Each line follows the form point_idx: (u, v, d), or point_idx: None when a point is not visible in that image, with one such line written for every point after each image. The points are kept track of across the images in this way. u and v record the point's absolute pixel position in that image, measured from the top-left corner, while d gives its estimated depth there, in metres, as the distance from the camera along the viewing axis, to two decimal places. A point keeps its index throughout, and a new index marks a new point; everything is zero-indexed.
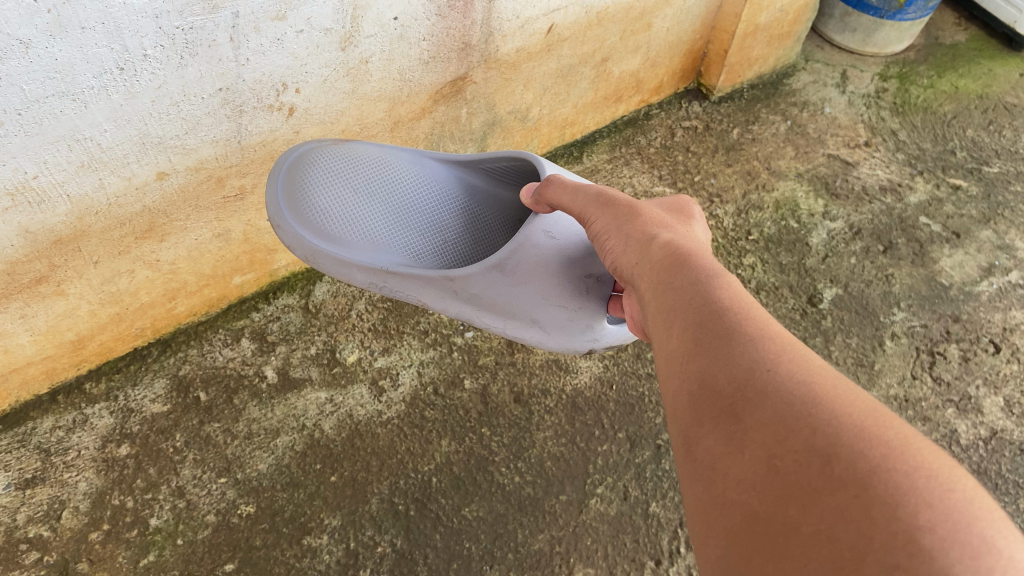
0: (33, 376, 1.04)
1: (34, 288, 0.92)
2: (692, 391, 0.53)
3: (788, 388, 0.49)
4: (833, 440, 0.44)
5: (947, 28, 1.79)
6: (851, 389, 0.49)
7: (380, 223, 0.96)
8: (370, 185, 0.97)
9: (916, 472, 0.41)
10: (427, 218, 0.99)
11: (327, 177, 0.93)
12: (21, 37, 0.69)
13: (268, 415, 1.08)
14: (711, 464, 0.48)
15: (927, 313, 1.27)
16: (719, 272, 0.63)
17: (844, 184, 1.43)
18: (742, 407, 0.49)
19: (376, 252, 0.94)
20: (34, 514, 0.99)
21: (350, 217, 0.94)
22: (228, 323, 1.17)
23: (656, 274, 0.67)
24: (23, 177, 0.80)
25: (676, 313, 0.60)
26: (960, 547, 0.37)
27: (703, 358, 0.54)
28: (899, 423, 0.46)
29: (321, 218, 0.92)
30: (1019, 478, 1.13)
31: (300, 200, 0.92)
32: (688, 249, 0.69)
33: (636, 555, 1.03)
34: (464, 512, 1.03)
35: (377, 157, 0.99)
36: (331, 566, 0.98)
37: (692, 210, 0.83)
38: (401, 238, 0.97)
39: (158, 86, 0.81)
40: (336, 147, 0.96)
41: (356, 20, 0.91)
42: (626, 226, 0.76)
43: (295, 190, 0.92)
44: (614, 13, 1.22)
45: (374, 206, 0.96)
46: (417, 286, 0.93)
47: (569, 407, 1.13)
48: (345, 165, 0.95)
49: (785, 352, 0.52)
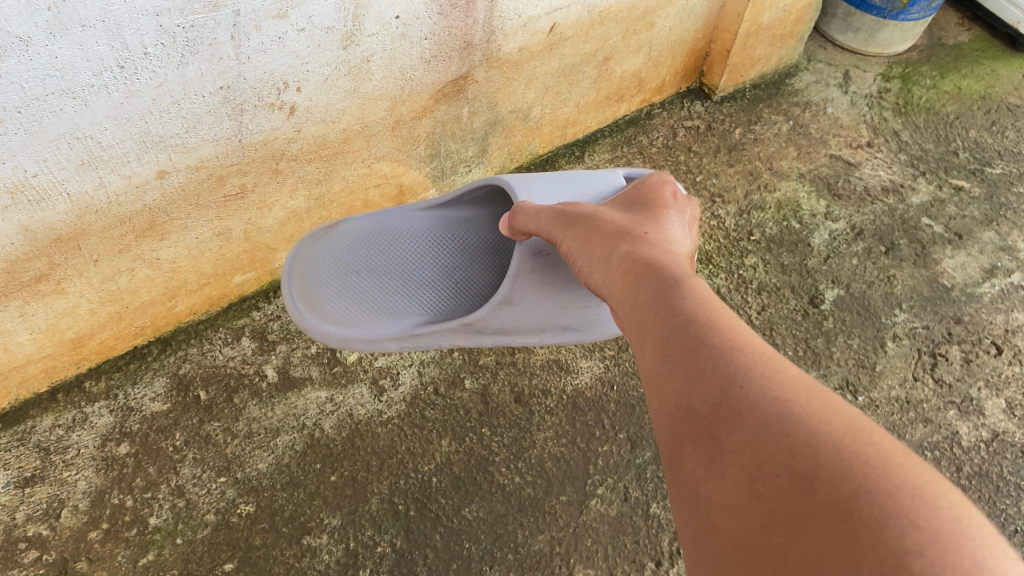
0: (33, 374, 1.04)
1: (34, 286, 0.92)
2: (670, 414, 0.55)
3: (762, 406, 0.51)
4: (812, 463, 0.46)
5: (950, 29, 1.79)
6: (827, 405, 0.51)
7: (392, 290, 0.99)
8: (370, 264, 1.01)
9: (899, 493, 0.43)
10: (437, 265, 1.02)
11: (327, 276, 0.99)
12: (20, 35, 0.68)
13: (268, 415, 1.08)
14: (695, 488, 0.50)
15: (929, 315, 1.27)
16: (686, 286, 0.65)
17: (846, 184, 1.43)
18: (719, 429, 0.51)
19: (399, 318, 0.97)
20: (33, 513, 0.99)
21: (361, 298, 0.99)
22: (229, 321, 1.16)
23: (630, 290, 0.68)
24: (23, 175, 0.79)
25: (647, 336, 0.62)
26: (952, 569, 0.39)
27: (675, 379, 0.56)
28: (877, 439, 0.47)
29: (337, 312, 0.97)
30: (1021, 480, 1.13)
31: (315, 301, 0.98)
32: (656, 259, 0.71)
33: (637, 556, 1.02)
34: (464, 512, 1.03)
35: (365, 233, 1.03)
36: (330, 566, 0.98)
37: (654, 199, 0.85)
38: (418, 296, 0.99)
39: (159, 84, 0.81)
40: (327, 243, 1.02)
41: (357, 19, 0.90)
42: (591, 241, 0.77)
43: (306, 294, 0.98)
44: (616, 13, 1.22)
45: (381, 278, 1.00)
46: (444, 336, 0.94)
47: (570, 407, 1.13)
48: (340, 258, 1.01)
49: (757, 368, 0.54)
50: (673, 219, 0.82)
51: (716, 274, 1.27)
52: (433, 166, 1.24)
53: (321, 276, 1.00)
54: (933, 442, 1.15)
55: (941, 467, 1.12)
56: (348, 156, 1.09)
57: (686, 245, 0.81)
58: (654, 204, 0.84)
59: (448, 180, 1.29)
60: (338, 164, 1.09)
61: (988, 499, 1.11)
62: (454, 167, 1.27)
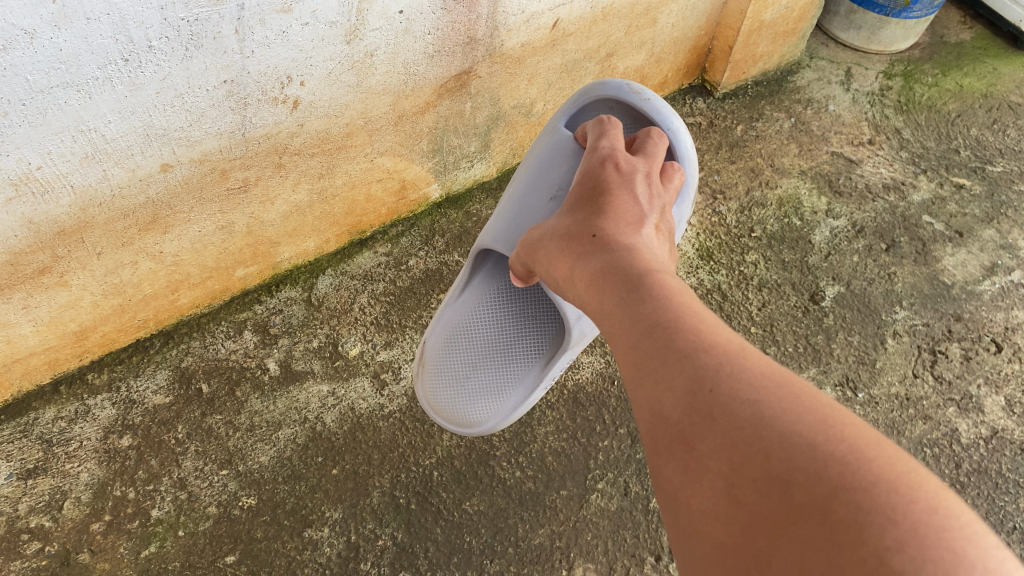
0: (36, 367, 1.04)
1: (37, 279, 0.92)
2: (647, 421, 0.55)
3: (733, 408, 0.50)
4: (787, 465, 0.46)
5: (952, 27, 1.79)
6: (794, 395, 0.50)
7: (503, 364, 1.02)
8: (469, 361, 1.02)
9: (876, 488, 0.43)
10: (509, 313, 1.03)
11: (454, 397, 1.00)
12: (26, 27, 0.68)
13: (270, 408, 1.09)
14: (675, 494, 0.50)
15: (928, 312, 1.27)
16: (647, 284, 0.64)
17: (848, 181, 1.43)
18: (692, 435, 0.51)
19: (527, 380, 1.01)
20: (35, 505, 0.99)
21: (497, 386, 1.01)
22: (231, 315, 1.17)
23: (599, 295, 0.67)
24: (27, 168, 0.80)
25: (617, 345, 0.62)
26: (933, 563, 0.40)
27: (645, 388, 0.55)
28: (848, 432, 0.47)
29: (485, 413, 1.01)
30: (1019, 478, 1.13)
31: (466, 415, 1.00)
32: (619, 259, 0.70)
33: (636, 550, 1.03)
34: (464, 506, 1.03)
35: (442, 344, 1.02)
36: (332, 559, 0.98)
37: (604, 180, 0.84)
38: (520, 351, 1.02)
39: (163, 78, 0.81)
40: (430, 375, 1.02)
41: (361, 13, 0.91)
42: (558, 255, 0.77)
43: (453, 416, 1.01)
44: (619, 9, 1.22)
45: (485, 363, 1.02)
46: (566, 360, 1.01)
47: (571, 402, 1.13)
48: (444, 377, 1.01)
49: (724, 366, 0.53)
50: (627, 196, 0.81)
51: (717, 271, 1.28)
52: (435, 161, 1.24)
53: (448, 399, 1.01)
54: (933, 439, 1.15)
55: (940, 463, 1.13)
56: (350, 150, 1.09)
57: (650, 218, 0.80)
58: (607, 188, 0.82)
59: (450, 175, 1.30)
60: (340, 159, 1.09)
61: (986, 496, 1.11)
62: (456, 162, 1.27)
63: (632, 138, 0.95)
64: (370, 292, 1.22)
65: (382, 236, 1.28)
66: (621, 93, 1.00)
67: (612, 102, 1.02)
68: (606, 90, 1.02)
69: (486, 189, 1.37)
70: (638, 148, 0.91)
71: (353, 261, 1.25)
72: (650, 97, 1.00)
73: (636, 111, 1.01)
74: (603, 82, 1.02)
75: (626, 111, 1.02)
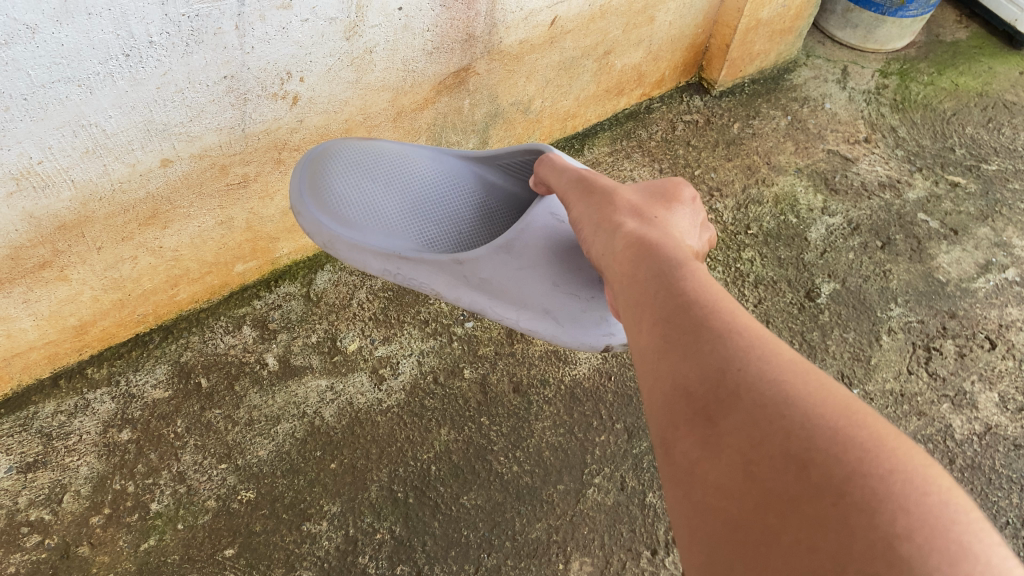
0: (36, 361, 1.05)
1: (37, 273, 0.93)
2: (665, 391, 0.55)
3: (759, 387, 0.51)
4: (807, 446, 0.47)
5: (948, 26, 1.80)
6: (825, 388, 0.52)
7: (396, 213, 0.93)
8: (387, 178, 0.95)
9: (891, 477, 0.44)
10: (450, 209, 0.96)
11: (345, 166, 0.93)
12: (28, 23, 0.69)
13: (268, 403, 1.09)
14: (689, 468, 0.50)
15: (923, 309, 1.28)
16: (683, 269, 0.66)
17: (844, 179, 1.44)
18: (715, 410, 0.51)
19: (392, 237, 0.91)
20: (35, 498, 1.00)
21: (366, 203, 0.92)
22: (230, 310, 1.17)
23: (627, 266, 0.69)
24: (28, 162, 0.80)
25: (644, 311, 0.63)
26: (939, 553, 0.40)
27: (672, 358, 0.56)
28: (869, 424, 0.48)
29: (337, 201, 0.90)
30: (1013, 473, 1.14)
31: (321, 185, 0.91)
32: (658, 242, 0.71)
33: (633, 544, 1.04)
34: (462, 500, 1.04)
35: (397, 154, 0.98)
36: (330, 552, 0.99)
37: (677, 189, 0.83)
38: (420, 227, 0.93)
39: (164, 73, 0.82)
40: (356, 144, 0.97)
41: (361, 10, 0.91)
42: (602, 214, 0.78)
43: (317, 176, 0.92)
44: (616, 7, 1.22)
45: (392, 195, 0.94)
46: (431, 272, 0.90)
47: (568, 397, 1.14)
48: (363, 159, 0.95)
49: (754, 350, 0.54)
50: (684, 210, 0.81)
51: (714, 267, 1.29)
52: None
53: (338, 163, 0.93)
54: (927, 435, 1.16)
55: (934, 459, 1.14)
56: None
57: (695, 240, 0.80)
58: (673, 194, 0.82)
59: None
60: None
61: (980, 491, 1.12)
62: None
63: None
64: (368, 287, 1.22)
65: None
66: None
67: None
68: None
69: None
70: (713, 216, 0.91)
71: None
72: None
73: None
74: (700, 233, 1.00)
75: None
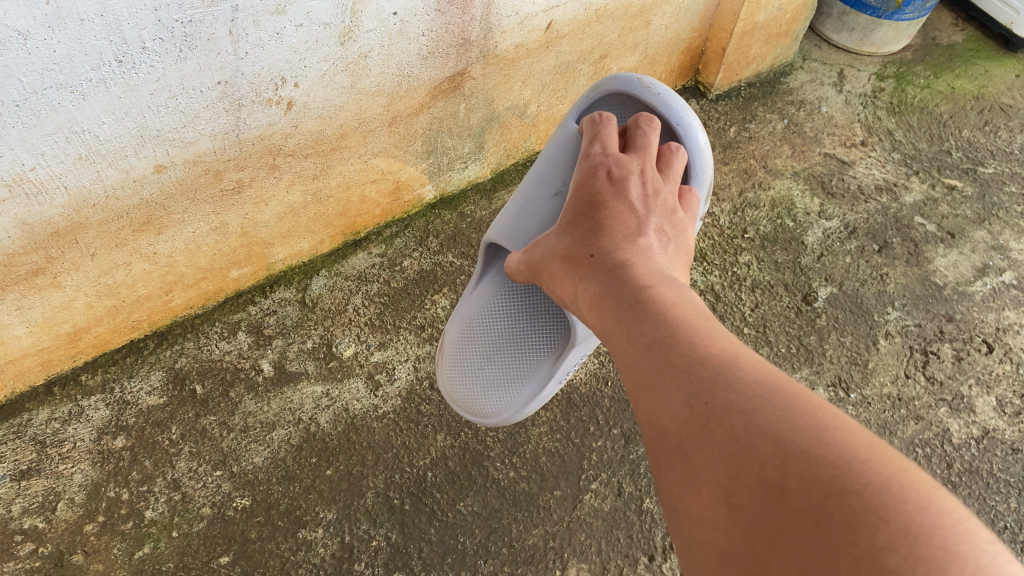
0: (29, 368, 1.05)
1: (31, 280, 0.92)
2: (648, 436, 0.57)
3: (728, 418, 0.52)
4: (782, 471, 0.47)
5: (944, 29, 1.80)
6: (791, 398, 0.52)
7: (516, 356, 1.01)
8: (486, 351, 1.02)
9: (868, 490, 0.44)
10: (527, 310, 1.03)
11: (467, 388, 1.01)
12: (19, 29, 0.68)
13: (264, 409, 1.09)
14: (677, 504, 0.52)
15: (920, 313, 1.28)
16: (643, 300, 0.67)
17: (840, 183, 1.44)
18: (690, 447, 0.52)
19: (539, 370, 1.00)
20: (28, 506, 0.99)
21: (503, 376, 1.01)
22: (225, 316, 1.17)
23: (602, 311, 0.71)
24: (20, 169, 0.80)
25: (620, 361, 0.65)
26: (925, 562, 0.41)
27: (647, 402, 0.58)
28: (841, 434, 0.48)
29: (500, 404, 1.00)
30: (1011, 478, 1.13)
31: (482, 408, 1.01)
32: (618, 276, 0.72)
33: (630, 550, 1.03)
34: (458, 506, 1.03)
35: (460, 336, 1.03)
36: (326, 559, 0.98)
37: (597, 191, 0.85)
38: (534, 345, 1.01)
39: (157, 79, 0.81)
40: (445, 366, 1.04)
41: (355, 15, 0.91)
42: (563, 274, 0.80)
43: (469, 408, 1.01)
44: (613, 11, 1.22)
45: (498, 353, 1.02)
46: (579, 352, 0.99)
47: (565, 403, 1.14)
48: (461, 367, 1.02)
49: (719, 376, 0.55)
50: (618, 206, 0.82)
51: (710, 272, 1.28)
52: (429, 162, 1.24)
53: (462, 385, 1.02)
54: (925, 440, 1.16)
55: (931, 463, 1.13)
56: (344, 151, 1.09)
57: (648, 223, 0.81)
58: (605, 199, 0.84)
59: (444, 177, 1.30)
60: (335, 160, 1.09)
61: (977, 496, 1.11)
62: (450, 163, 1.28)
63: (625, 129, 0.95)
64: (365, 292, 1.22)
65: (376, 237, 1.28)
66: (630, 88, 1.00)
67: (623, 97, 1.02)
68: (616, 84, 1.01)
69: (480, 190, 1.37)
70: (632, 141, 0.92)
71: (347, 263, 1.25)
72: (660, 89, 1.00)
73: (647, 106, 1.01)
74: (613, 77, 1.02)
75: (638, 107, 1.02)
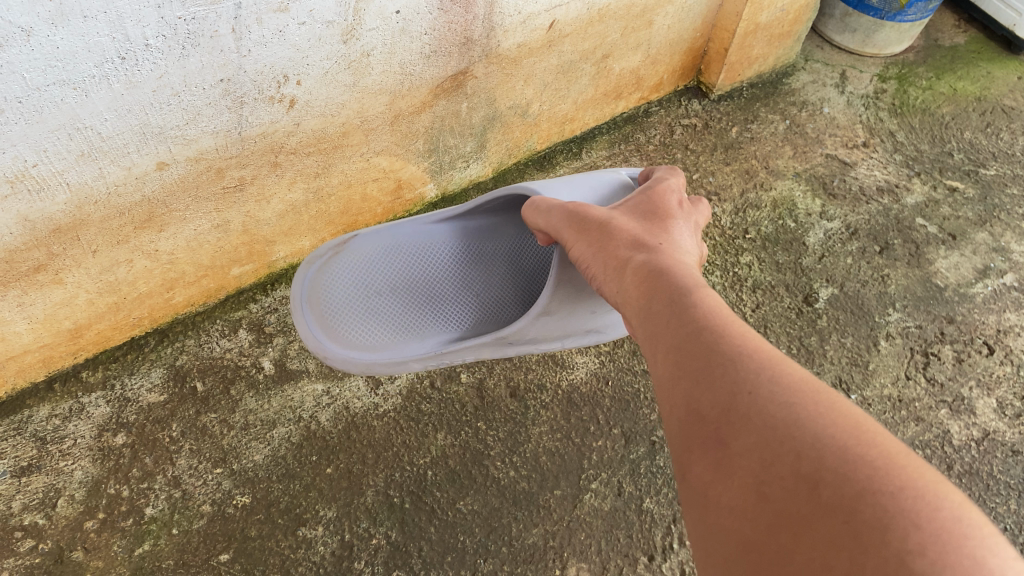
0: (30, 365, 1.05)
1: (33, 276, 0.93)
2: (682, 418, 0.57)
3: (770, 411, 0.52)
4: (819, 465, 0.48)
5: (947, 31, 1.80)
6: (836, 403, 0.53)
7: (408, 313, 1.02)
8: (388, 283, 1.03)
9: (901, 493, 0.45)
10: (450, 284, 1.04)
11: (347, 300, 1.01)
12: (22, 25, 0.68)
13: (265, 407, 1.09)
14: (704, 491, 0.52)
15: (921, 314, 1.28)
16: (692, 294, 0.67)
17: (842, 184, 1.44)
18: (726, 433, 0.53)
19: (417, 339, 1.00)
20: (29, 502, 0.99)
21: (379, 315, 1.01)
22: (226, 313, 1.17)
23: (643, 294, 0.70)
24: (23, 165, 0.80)
25: (658, 343, 0.64)
26: (952, 568, 0.41)
27: (685, 385, 0.58)
28: (878, 439, 0.49)
29: (360, 334, 0.99)
30: (1010, 480, 1.13)
31: (336, 327, 0.99)
32: (666, 269, 0.72)
33: (630, 550, 1.03)
34: (458, 505, 1.03)
35: (376, 251, 1.04)
36: (326, 557, 0.98)
37: (660, 205, 0.86)
38: (436, 316, 1.02)
39: (159, 76, 0.81)
40: (337, 265, 1.03)
41: (358, 13, 0.91)
42: (605, 251, 0.79)
43: (325, 319, 1.00)
44: (615, 11, 1.22)
45: (399, 296, 1.02)
46: (470, 351, 0.97)
47: (565, 402, 1.14)
48: (357, 274, 1.03)
49: (764, 372, 0.55)
50: (681, 227, 0.84)
51: (711, 272, 1.28)
52: (431, 161, 1.24)
53: (338, 296, 1.01)
54: (925, 441, 1.16)
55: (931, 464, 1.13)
56: (347, 150, 1.09)
57: (695, 253, 0.83)
58: (664, 212, 0.85)
59: (446, 176, 1.30)
60: (337, 159, 1.09)
61: (977, 498, 1.11)
62: (452, 162, 1.28)
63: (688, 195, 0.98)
64: None
65: None
66: None
67: None
68: None
69: (481, 189, 1.37)
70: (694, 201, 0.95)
71: None
72: None
73: None
74: None
75: None
